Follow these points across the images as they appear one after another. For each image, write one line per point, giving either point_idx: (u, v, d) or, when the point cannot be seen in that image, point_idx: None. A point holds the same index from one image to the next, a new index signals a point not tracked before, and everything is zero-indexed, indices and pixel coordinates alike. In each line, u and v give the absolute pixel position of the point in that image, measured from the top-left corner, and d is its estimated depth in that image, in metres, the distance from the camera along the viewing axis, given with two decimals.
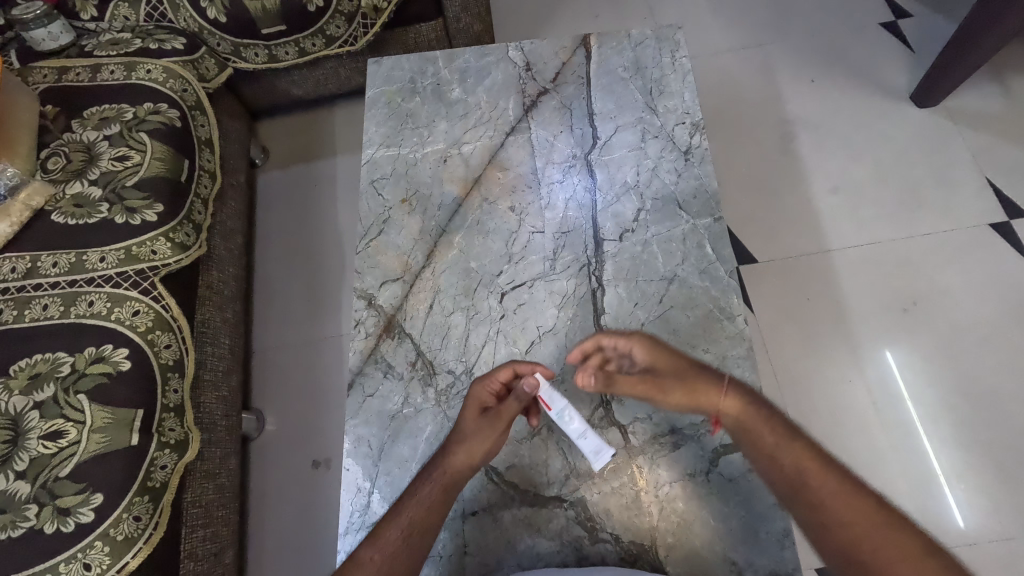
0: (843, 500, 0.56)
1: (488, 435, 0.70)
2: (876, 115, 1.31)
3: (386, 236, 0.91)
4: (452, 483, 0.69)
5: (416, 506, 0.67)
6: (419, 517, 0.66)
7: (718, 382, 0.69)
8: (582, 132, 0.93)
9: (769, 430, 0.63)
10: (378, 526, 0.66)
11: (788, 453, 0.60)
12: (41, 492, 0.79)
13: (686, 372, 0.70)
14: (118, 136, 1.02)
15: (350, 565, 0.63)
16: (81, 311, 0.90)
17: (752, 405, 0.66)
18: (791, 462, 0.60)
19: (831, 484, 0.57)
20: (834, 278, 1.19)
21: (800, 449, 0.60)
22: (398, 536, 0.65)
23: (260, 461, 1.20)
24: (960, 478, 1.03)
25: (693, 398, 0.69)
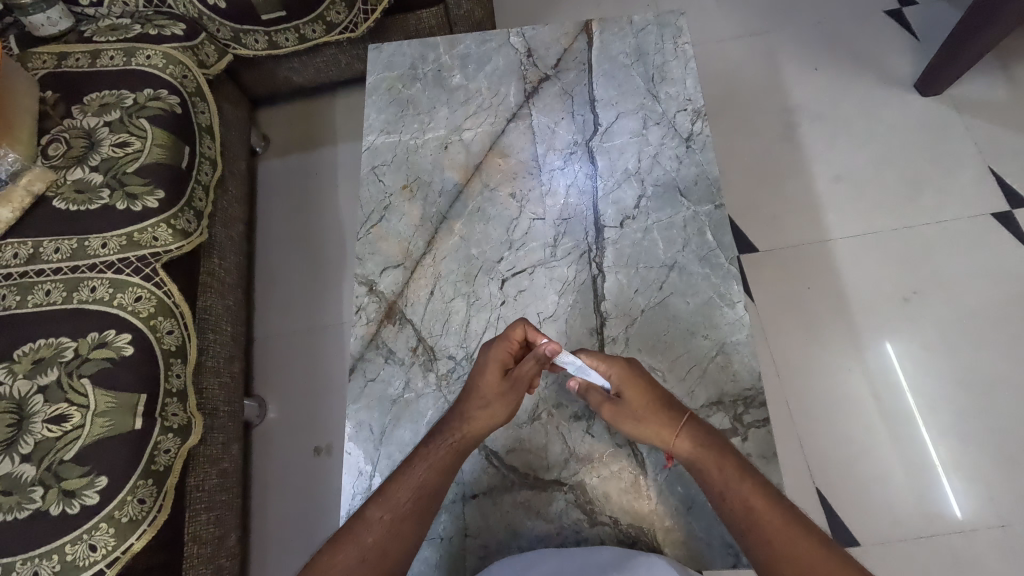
0: (796, 553, 0.56)
1: (510, 399, 0.72)
2: (879, 103, 1.30)
3: (387, 223, 0.92)
4: (465, 446, 0.71)
5: (425, 470, 0.69)
6: (428, 481, 0.68)
7: (681, 418, 0.68)
8: (584, 118, 0.92)
9: (722, 474, 0.63)
10: (386, 485, 0.68)
11: (741, 503, 0.61)
12: (47, 475, 0.79)
13: (651, 401, 0.69)
14: (119, 123, 1.02)
15: (359, 522, 0.66)
16: (83, 296, 0.90)
17: (710, 446, 0.66)
18: (744, 510, 0.61)
19: (784, 539, 0.58)
20: (834, 267, 1.19)
21: (758, 498, 0.61)
22: (406, 499, 0.67)
23: (262, 447, 1.21)
24: (957, 467, 1.03)
25: (651, 428, 0.68)
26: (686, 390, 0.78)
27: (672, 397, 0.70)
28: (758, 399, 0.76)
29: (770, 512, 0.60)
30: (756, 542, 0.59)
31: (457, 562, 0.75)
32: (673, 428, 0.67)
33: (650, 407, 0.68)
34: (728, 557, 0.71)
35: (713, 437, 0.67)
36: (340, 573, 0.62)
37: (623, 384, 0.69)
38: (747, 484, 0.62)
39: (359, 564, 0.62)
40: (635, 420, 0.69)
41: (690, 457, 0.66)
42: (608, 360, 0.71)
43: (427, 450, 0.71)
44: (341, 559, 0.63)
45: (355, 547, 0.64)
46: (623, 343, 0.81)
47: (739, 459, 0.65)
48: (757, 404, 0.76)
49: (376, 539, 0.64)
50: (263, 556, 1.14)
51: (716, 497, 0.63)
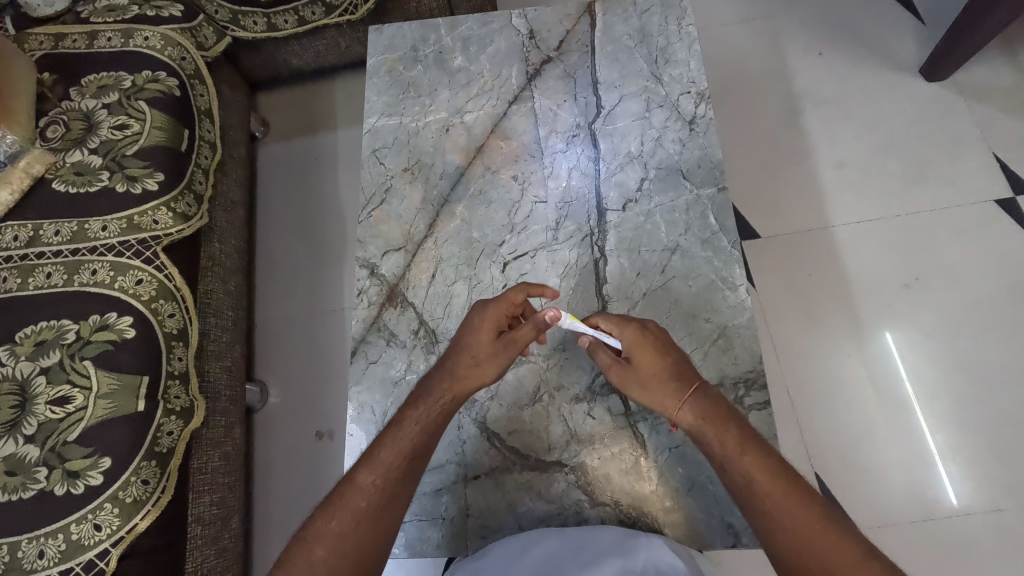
0: (798, 521, 0.55)
1: (503, 357, 0.71)
2: (884, 88, 1.29)
3: (388, 206, 0.91)
4: (454, 403, 0.70)
5: (415, 430, 0.68)
6: (418, 440, 0.67)
7: (687, 388, 0.67)
8: (586, 101, 0.92)
9: (723, 447, 0.62)
10: (376, 447, 0.67)
11: (742, 475, 0.59)
12: (50, 455, 0.80)
13: (659, 367, 0.68)
14: (117, 105, 1.01)
15: (349, 486, 0.64)
16: (84, 279, 0.90)
17: (715, 416, 0.64)
18: (744, 483, 0.59)
19: (786, 513, 0.56)
20: (837, 253, 1.19)
21: (759, 471, 0.59)
22: (397, 459, 0.65)
23: (264, 431, 1.22)
24: (954, 454, 1.04)
25: (655, 395, 0.68)
26: None
27: (682, 364, 0.69)
28: (758, 381, 0.76)
29: (774, 486, 0.58)
30: (759, 517, 0.58)
31: (459, 542, 0.76)
32: (675, 394, 0.67)
33: (656, 375, 0.68)
34: (728, 537, 0.72)
35: (722, 408, 0.65)
36: (335, 539, 0.60)
37: (633, 348, 0.69)
38: (749, 457, 0.60)
39: (352, 527, 0.61)
40: (640, 390, 0.69)
41: (694, 427, 0.65)
42: (619, 325, 0.71)
43: (417, 412, 0.69)
44: (332, 524, 0.61)
45: (346, 511, 0.62)
46: None
47: (745, 431, 0.62)
48: (758, 386, 0.76)
49: (367, 501, 0.63)
50: (266, 539, 1.15)
51: (719, 468, 0.63)
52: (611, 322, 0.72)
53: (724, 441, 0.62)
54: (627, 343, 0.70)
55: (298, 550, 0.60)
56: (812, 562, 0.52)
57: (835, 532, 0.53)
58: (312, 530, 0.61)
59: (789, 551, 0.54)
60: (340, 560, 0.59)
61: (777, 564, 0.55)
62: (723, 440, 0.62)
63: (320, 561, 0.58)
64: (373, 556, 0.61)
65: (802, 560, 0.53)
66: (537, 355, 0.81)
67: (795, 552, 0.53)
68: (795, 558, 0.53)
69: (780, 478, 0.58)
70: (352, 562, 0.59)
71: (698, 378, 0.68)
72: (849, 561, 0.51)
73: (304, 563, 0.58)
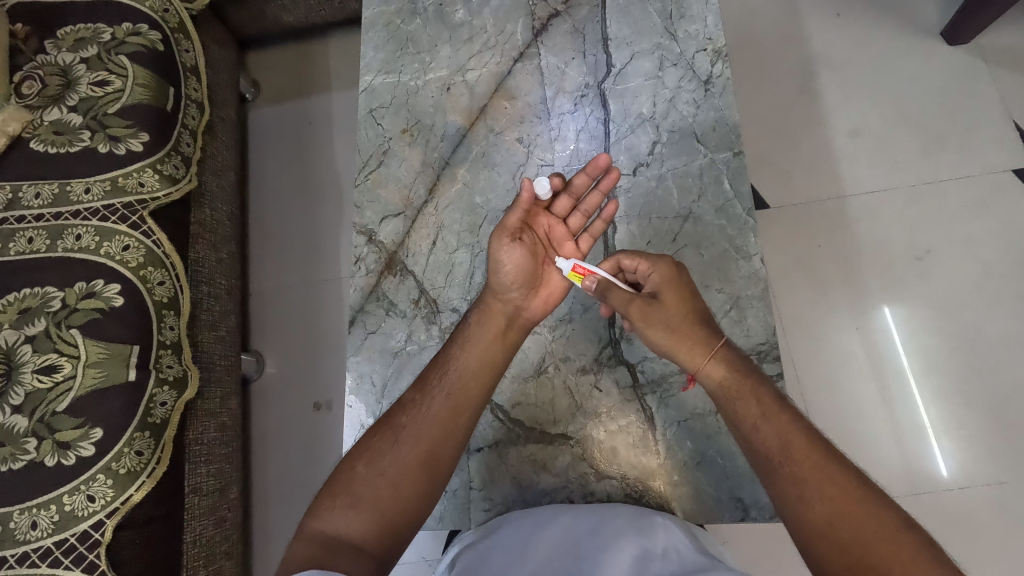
0: (833, 488, 0.52)
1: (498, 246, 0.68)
2: (905, 52, 1.23)
3: (386, 168, 0.87)
4: (499, 325, 0.69)
5: (463, 354, 0.66)
6: (466, 365, 0.66)
7: (715, 343, 0.64)
8: (596, 58, 0.86)
9: (760, 407, 0.60)
10: (424, 372, 0.66)
11: (777, 437, 0.57)
12: (40, 426, 0.78)
13: (686, 310, 0.66)
14: (96, 59, 0.95)
15: (395, 409, 0.63)
16: (68, 244, 0.86)
17: (746, 373, 0.63)
18: (779, 447, 0.56)
19: (823, 482, 0.53)
20: (849, 224, 1.15)
21: (795, 435, 0.57)
22: (441, 381, 0.64)
23: (261, 401, 1.20)
24: (948, 429, 1.03)
25: (680, 336, 0.65)
26: None
27: (709, 317, 0.67)
28: (771, 353, 0.74)
29: (810, 454, 0.55)
30: (790, 485, 0.54)
31: (461, 514, 0.75)
32: (704, 343, 0.64)
33: (682, 319, 0.65)
34: (736, 511, 0.70)
35: (750, 369, 0.63)
36: (374, 459, 0.59)
37: (662, 286, 0.67)
38: (785, 422, 0.58)
39: (392, 445, 0.59)
40: (663, 335, 0.65)
41: (721, 384, 0.63)
42: (649, 261, 0.68)
43: (464, 336, 0.68)
44: (375, 442, 0.60)
45: (388, 430, 0.61)
46: None
47: (779, 395, 0.61)
48: (770, 359, 0.74)
49: (409, 421, 0.61)
50: (265, 508, 1.14)
51: (746, 432, 0.59)
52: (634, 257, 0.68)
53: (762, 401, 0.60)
54: (657, 280, 0.67)
55: (342, 470, 0.59)
56: (849, 531, 0.50)
57: (871, 502, 0.52)
58: (356, 450, 0.61)
59: (823, 520, 0.51)
60: (379, 478, 0.58)
61: (801, 535, 0.53)
62: (760, 399, 0.60)
63: (361, 478, 0.58)
64: (417, 483, 0.58)
65: (838, 530, 0.50)
66: (543, 326, 0.79)
67: (829, 521, 0.51)
68: (829, 527, 0.51)
69: (815, 446, 0.56)
70: (391, 485, 0.57)
71: (724, 333, 0.66)
72: (886, 531, 0.50)
73: (346, 482, 0.58)
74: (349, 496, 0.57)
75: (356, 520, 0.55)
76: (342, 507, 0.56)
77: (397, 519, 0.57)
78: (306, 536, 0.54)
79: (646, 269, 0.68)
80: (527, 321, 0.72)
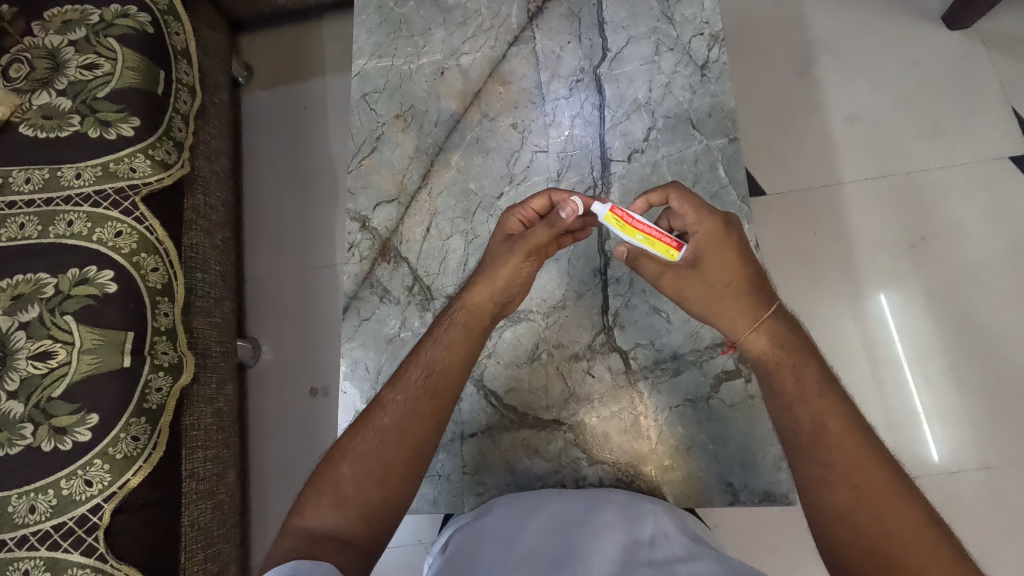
0: (860, 477, 0.52)
1: (506, 258, 0.68)
2: (905, 37, 1.22)
3: (380, 154, 0.86)
4: (479, 318, 0.69)
5: (443, 351, 0.66)
6: (446, 361, 0.65)
7: (764, 311, 0.63)
8: (591, 43, 0.85)
9: (798, 385, 0.58)
10: (401, 369, 0.66)
11: (812, 418, 0.56)
12: (36, 412, 0.78)
13: (735, 276, 0.63)
14: (85, 42, 0.94)
15: (374, 407, 0.63)
16: (60, 230, 0.86)
17: (791, 347, 0.61)
18: (811, 427, 0.56)
19: (850, 470, 0.53)
20: (844, 211, 1.15)
21: (831, 418, 0.56)
22: (420, 377, 0.64)
23: (258, 387, 1.21)
24: (939, 416, 1.04)
25: (720, 303, 0.64)
26: (690, 331, 0.76)
27: (763, 282, 0.64)
28: None
29: (843, 438, 0.54)
30: (813, 464, 0.55)
31: (455, 499, 0.75)
32: (752, 309, 0.63)
33: (728, 286, 0.63)
34: (726, 496, 0.71)
35: (799, 340, 0.61)
36: (357, 458, 0.59)
37: (707, 244, 0.64)
38: (824, 403, 0.57)
39: (376, 446, 0.60)
40: (704, 300, 0.64)
41: (767, 351, 0.62)
42: (698, 214, 0.65)
43: (441, 331, 0.67)
44: (357, 442, 0.60)
45: (371, 430, 0.61)
46: (627, 285, 0.78)
47: (825, 370, 0.59)
48: None
49: (392, 420, 0.61)
50: (263, 492, 1.16)
51: (781, 408, 0.59)
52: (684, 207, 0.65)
53: (803, 381, 0.58)
54: (703, 238, 0.64)
55: (326, 469, 0.59)
56: (869, 519, 0.50)
57: (899, 495, 0.51)
58: (339, 450, 0.61)
59: (842, 505, 0.52)
60: (366, 478, 0.58)
61: (818, 514, 0.53)
62: (802, 377, 0.58)
63: (346, 479, 0.58)
64: (403, 479, 0.59)
65: (853, 517, 0.51)
66: (536, 313, 0.79)
67: (850, 507, 0.51)
68: (848, 513, 0.51)
69: (850, 430, 0.55)
70: (377, 481, 0.58)
71: (777, 298, 0.64)
72: (911, 522, 0.49)
73: (331, 481, 0.58)
74: (336, 495, 0.57)
75: (344, 518, 0.56)
76: (329, 505, 0.57)
77: (384, 515, 0.58)
78: (292, 532, 0.55)
79: (694, 221, 0.65)
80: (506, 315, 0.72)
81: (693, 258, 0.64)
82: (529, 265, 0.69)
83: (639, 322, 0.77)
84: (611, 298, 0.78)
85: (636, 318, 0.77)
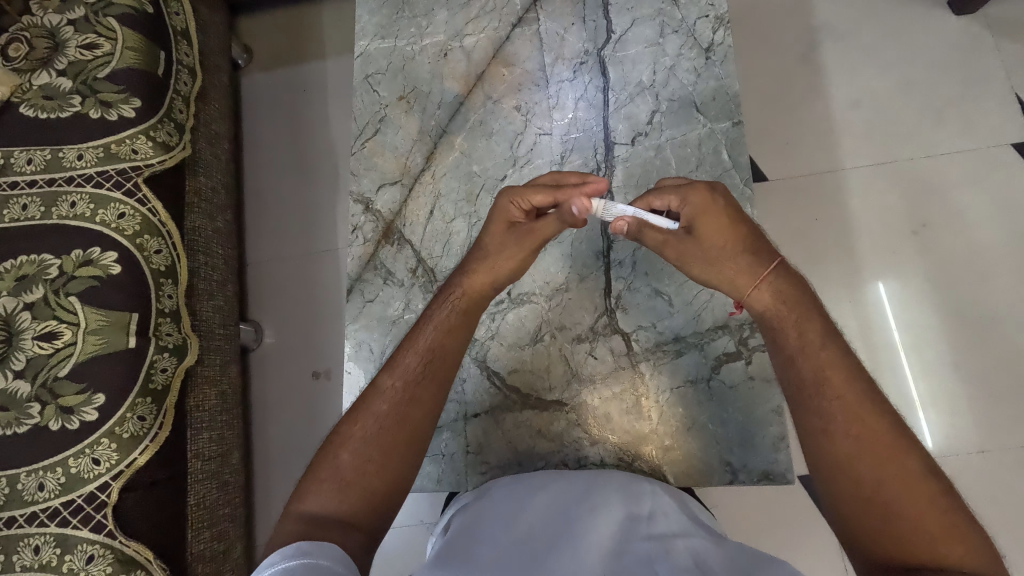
0: (861, 430, 0.52)
1: (513, 251, 0.69)
2: (910, 22, 1.21)
3: (383, 136, 0.86)
4: (474, 305, 0.70)
5: (440, 337, 0.66)
6: (444, 347, 0.66)
7: (762, 270, 0.63)
8: (596, 24, 0.85)
9: (801, 337, 0.59)
10: (397, 354, 0.66)
11: (814, 368, 0.56)
12: (42, 391, 0.79)
13: (728, 238, 0.64)
14: (84, 21, 0.93)
15: (372, 393, 0.63)
16: (63, 212, 0.86)
17: (793, 301, 0.61)
18: (813, 378, 0.56)
19: (851, 421, 0.53)
20: (845, 197, 1.15)
21: (833, 368, 0.56)
22: (418, 363, 0.64)
23: (261, 371, 1.21)
24: (934, 400, 1.06)
25: (719, 265, 0.64)
26: (691, 314, 0.77)
27: (759, 240, 0.65)
28: None
29: (846, 390, 0.55)
30: (814, 416, 0.55)
31: (458, 478, 0.76)
32: (750, 269, 0.63)
33: (725, 249, 0.64)
34: (725, 475, 0.72)
35: (800, 295, 0.62)
36: (357, 445, 0.59)
37: (698, 216, 0.64)
38: (825, 355, 0.57)
39: (376, 433, 0.60)
40: (705, 261, 0.65)
41: (769, 309, 0.62)
42: (679, 194, 0.65)
43: (435, 318, 0.68)
44: (356, 429, 0.60)
45: (369, 417, 0.61)
46: (629, 268, 0.79)
47: (827, 323, 0.60)
48: None
49: (390, 407, 0.62)
50: (267, 473, 1.17)
51: (785, 359, 0.59)
52: (662, 193, 0.67)
53: (804, 333, 0.59)
54: (691, 211, 0.65)
55: (325, 456, 0.60)
56: (868, 469, 0.51)
57: (900, 448, 0.52)
58: (338, 436, 0.61)
59: (841, 455, 0.52)
60: (367, 464, 0.59)
61: (817, 463, 0.54)
62: (804, 330, 0.59)
63: (347, 465, 0.58)
64: (401, 465, 0.60)
65: (853, 467, 0.51)
66: (540, 295, 0.80)
67: (850, 456, 0.52)
68: (847, 462, 0.52)
69: (855, 385, 0.55)
70: (379, 467, 0.59)
71: (777, 256, 0.64)
72: (909, 474, 0.50)
73: (332, 468, 0.58)
74: (336, 481, 0.58)
75: (345, 502, 0.57)
76: (330, 492, 0.57)
77: (385, 500, 0.58)
78: (292, 517, 0.56)
79: (678, 203, 0.66)
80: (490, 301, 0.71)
81: (686, 226, 0.66)
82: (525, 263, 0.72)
83: (642, 305, 0.78)
84: (613, 281, 0.79)
85: (638, 301, 0.78)
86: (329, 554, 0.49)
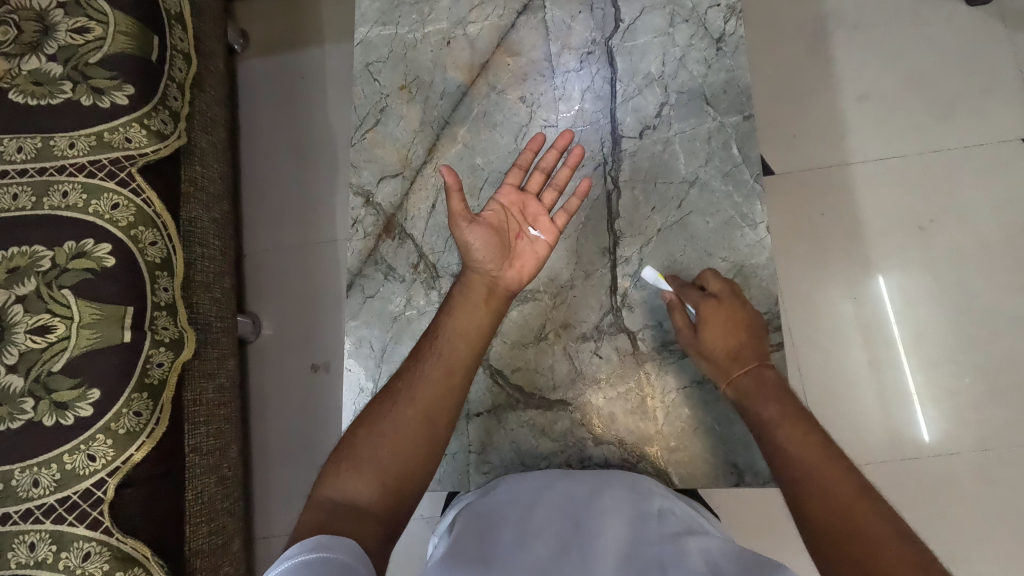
0: (826, 493, 0.52)
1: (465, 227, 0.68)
2: (924, 12, 1.18)
3: (383, 127, 0.84)
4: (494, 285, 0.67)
5: (458, 320, 0.64)
6: (464, 329, 0.64)
7: (745, 373, 0.66)
8: (604, 12, 0.82)
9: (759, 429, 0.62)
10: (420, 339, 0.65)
11: (771, 443, 0.59)
12: (36, 386, 0.78)
13: (726, 340, 0.68)
14: (74, 4, 0.90)
15: (393, 375, 0.63)
16: (54, 202, 0.84)
17: (764, 402, 0.63)
18: (774, 450, 0.59)
19: (815, 485, 0.53)
20: (853, 192, 1.13)
21: (792, 443, 0.58)
22: (434, 343, 0.63)
23: (259, 363, 1.20)
24: (934, 397, 1.05)
25: (711, 358, 0.68)
26: None
27: (756, 350, 0.67)
28: (773, 323, 0.74)
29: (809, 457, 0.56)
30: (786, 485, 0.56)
31: (460, 477, 0.75)
32: (737, 368, 0.66)
33: (721, 348, 0.68)
34: (730, 476, 0.71)
35: (777, 399, 0.63)
36: (373, 423, 0.59)
37: (706, 314, 0.69)
38: (790, 430, 0.59)
39: (391, 411, 0.59)
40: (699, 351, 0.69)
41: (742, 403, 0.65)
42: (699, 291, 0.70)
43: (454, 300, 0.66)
44: (376, 408, 0.60)
45: (388, 395, 0.61)
46: (636, 265, 0.77)
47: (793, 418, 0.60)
48: (772, 328, 0.74)
49: (407, 385, 0.61)
50: (266, 467, 1.16)
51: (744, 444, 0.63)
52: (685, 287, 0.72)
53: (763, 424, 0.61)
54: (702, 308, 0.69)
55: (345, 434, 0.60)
56: (835, 530, 0.50)
57: (863, 507, 0.50)
58: (360, 416, 0.61)
59: (809, 521, 0.52)
60: (380, 443, 0.58)
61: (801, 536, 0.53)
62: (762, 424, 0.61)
63: (362, 443, 0.58)
64: (413, 447, 0.58)
65: (821, 529, 0.50)
66: (544, 292, 0.78)
67: (817, 519, 0.51)
68: (817, 526, 0.51)
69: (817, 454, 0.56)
70: (391, 447, 0.57)
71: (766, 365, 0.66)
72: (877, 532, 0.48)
73: (349, 445, 0.58)
74: (350, 459, 0.57)
75: (360, 484, 0.55)
76: (344, 469, 0.56)
77: (397, 484, 0.56)
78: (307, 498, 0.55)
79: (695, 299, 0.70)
80: (508, 289, 0.68)
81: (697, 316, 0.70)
82: (527, 242, 0.69)
83: (648, 303, 0.76)
84: (619, 278, 0.77)
85: (645, 300, 0.76)
86: (347, 550, 0.48)
